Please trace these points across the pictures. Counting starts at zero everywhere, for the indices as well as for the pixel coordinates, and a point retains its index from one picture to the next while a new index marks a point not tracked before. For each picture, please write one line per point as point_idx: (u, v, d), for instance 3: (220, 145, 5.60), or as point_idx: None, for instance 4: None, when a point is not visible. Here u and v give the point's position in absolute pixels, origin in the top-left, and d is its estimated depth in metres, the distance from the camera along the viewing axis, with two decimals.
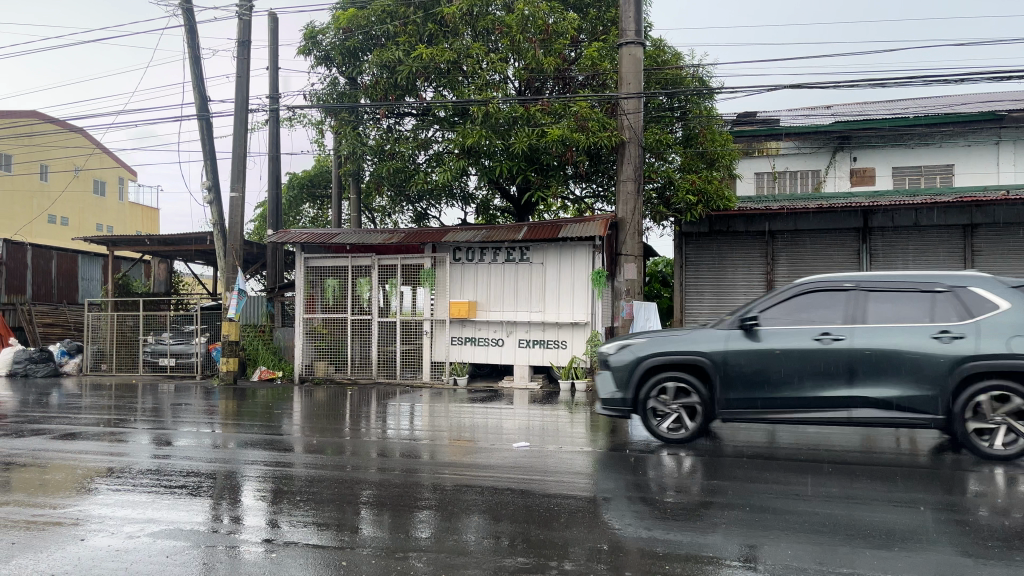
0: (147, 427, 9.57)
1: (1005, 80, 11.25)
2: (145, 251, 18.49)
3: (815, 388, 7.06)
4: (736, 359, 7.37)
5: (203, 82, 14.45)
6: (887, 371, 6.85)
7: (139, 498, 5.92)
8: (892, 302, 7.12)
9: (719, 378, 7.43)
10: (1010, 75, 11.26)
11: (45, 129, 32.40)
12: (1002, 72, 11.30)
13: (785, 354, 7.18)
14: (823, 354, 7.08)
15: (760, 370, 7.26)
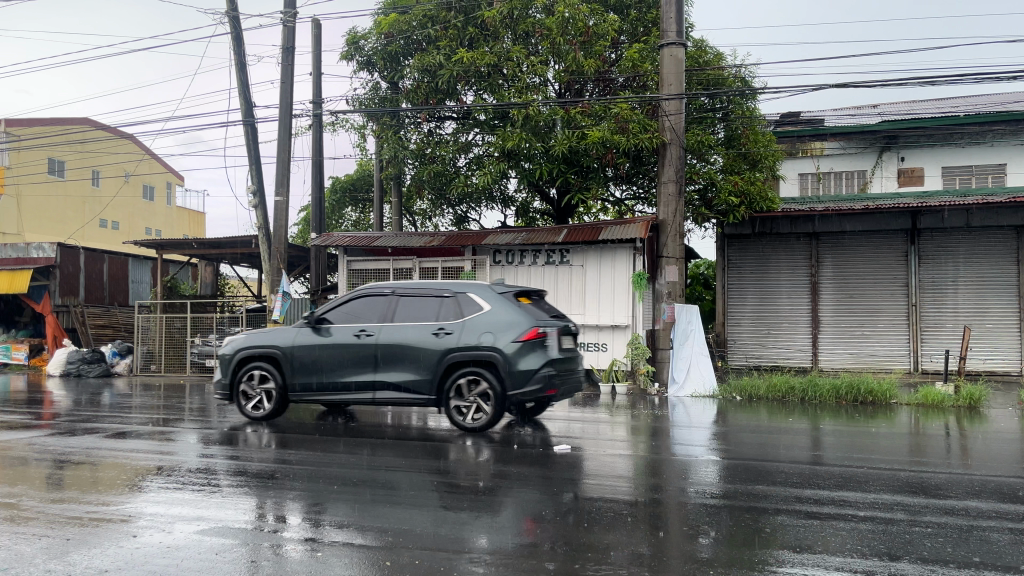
0: (195, 426, 9.78)
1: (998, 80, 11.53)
2: (193, 255, 18.89)
3: (356, 374, 9.12)
4: (301, 352, 9.39)
5: (249, 89, 14.72)
6: (399, 359, 8.99)
7: (188, 495, 6.06)
8: (412, 307, 9.27)
9: (287, 364, 9.44)
10: (1005, 75, 11.55)
11: (97, 136, 33.28)
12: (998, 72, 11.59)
13: (328, 348, 9.32)
14: (358, 346, 9.17)
15: (318, 363, 9.30)
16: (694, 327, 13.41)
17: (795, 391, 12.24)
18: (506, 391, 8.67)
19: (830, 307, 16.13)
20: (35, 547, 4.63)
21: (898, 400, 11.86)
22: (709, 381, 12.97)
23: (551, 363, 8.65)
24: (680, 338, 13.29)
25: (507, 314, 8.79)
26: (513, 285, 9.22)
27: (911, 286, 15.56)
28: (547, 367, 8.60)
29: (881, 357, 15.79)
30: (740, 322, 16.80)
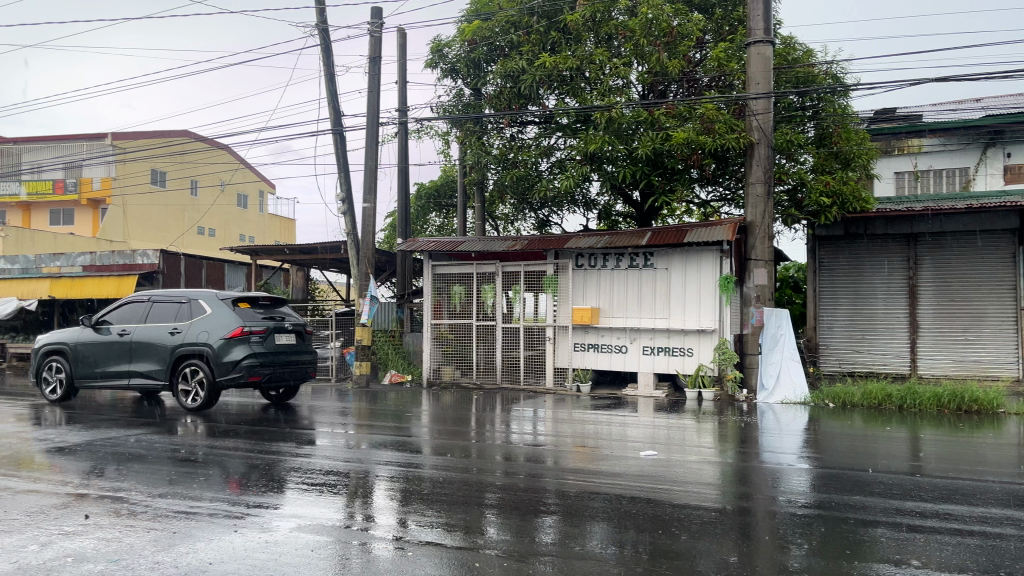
0: (288, 427, 10.12)
1: (986, 79, 11.55)
2: (285, 260, 19.54)
3: (113, 364, 11.52)
4: (81, 348, 11.87)
5: (338, 99, 15.14)
6: (148, 354, 11.36)
7: (283, 493, 6.27)
8: (155, 315, 11.59)
9: (73, 358, 11.95)
10: (992, 74, 11.54)
11: (195, 147, 34.87)
12: (987, 71, 11.58)
13: (100, 343, 11.74)
14: (145, 345, 11.39)
15: (90, 356, 11.76)
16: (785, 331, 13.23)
17: (893, 399, 11.74)
18: (230, 378, 10.95)
19: (930, 311, 15.42)
20: (144, 539, 4.87)
21: (1006, 409, 11.24)
22: (800, 388, 12.79)
23: (250, 354, 11.00)
24: (769, 343, 13.17)
25: (223, 316, 11.13)
26: (235, 291, 11.49)
27: (1019, 289, 14.73)
28: (248, 357, 10.97)
29: (986, 364, 14.99)
30: (833, 326, 16.24)
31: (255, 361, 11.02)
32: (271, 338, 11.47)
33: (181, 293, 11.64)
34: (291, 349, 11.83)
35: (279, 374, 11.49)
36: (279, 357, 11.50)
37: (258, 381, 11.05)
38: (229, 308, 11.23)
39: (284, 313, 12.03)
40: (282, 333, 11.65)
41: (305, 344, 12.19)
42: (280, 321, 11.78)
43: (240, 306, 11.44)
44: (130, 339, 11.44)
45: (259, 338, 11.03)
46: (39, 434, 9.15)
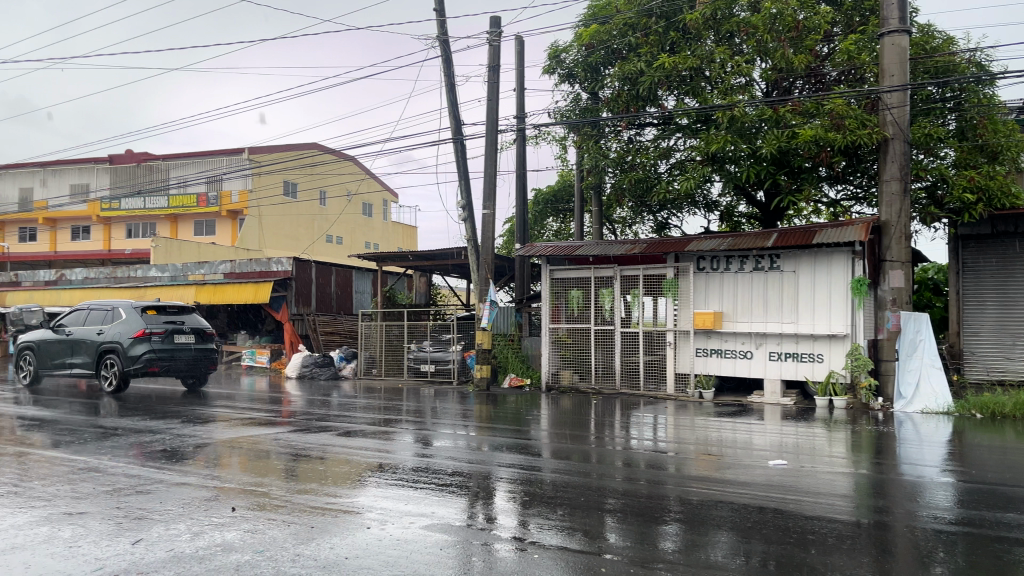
0: (412, 428, 10.42)
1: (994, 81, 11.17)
2: (408, 266, 20.13)
3: (58, 357, 14.25)
4: (36, 345, 14.61)
5: (458, 108, 15.48)
6: (80, 349, 13.97)
7: (409, 492, 6.46)
8: (86, 321, 14.24)
9: (46, 352, 14.47)
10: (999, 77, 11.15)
11: (324, 159, 36.53)
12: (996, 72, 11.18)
13: (63, 342, 14.26)
14: (60, 340, 14.27)
15: (52, 352, 14.38)
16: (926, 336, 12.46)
17: None
18: (126, 368, 13.44)
19: None
20: (284, 532, 5.15)
21: None
22: (943, 397, 11.92)
23: (149, 349, 13.42)
24: (908, 349, 12.45)
25: (133, 321, 13.60)
26: (147, 300, 13.95)
27: None
28: (147, 352, 13.38)
29: None
30: (978, 331, 15.18)
31: (154, 354, 13.41)
32: (170, 338, 13.85)
33: (88, 305, 14.43)
34: (190, 346, 14.14)
35: (176, 365, 13.89)
36: (176, 353, 13.84)
37: (156, 371, 13.48)
38: (139, 314, 13.66)
39: (188, 317, 14.41)
40: (184, 334, 14.08)
41: (206, 342, 14.55)
42: (181, 323, 14.15)
43: (150, 312, 13.86)
44: (71, 337, 14.06)
45: (149, 339, 13.43)
46: (187, 431, 9.83)
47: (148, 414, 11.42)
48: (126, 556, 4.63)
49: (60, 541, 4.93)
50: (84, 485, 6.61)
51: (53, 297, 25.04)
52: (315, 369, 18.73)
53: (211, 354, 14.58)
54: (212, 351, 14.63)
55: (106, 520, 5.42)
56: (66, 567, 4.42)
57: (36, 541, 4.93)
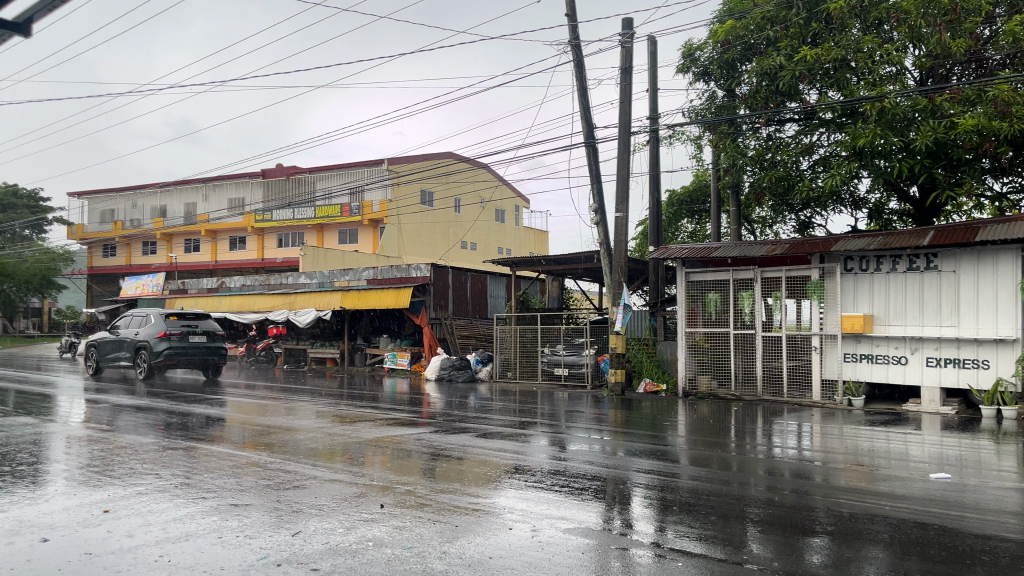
0: (547, 431, 10.49)
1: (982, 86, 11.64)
2: (542, 271, 20.29)
3: (103, 352, 18.81)
4: (95, 343, 19.27)
5: (590, 111, 15.47)
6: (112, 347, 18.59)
7: (547, 495, 6.52)
8: (123, 326, 18.56)
9: (103, 347, 18.95)
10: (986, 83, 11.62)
11: (459, 167, 37.44)
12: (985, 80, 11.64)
13: (104, 342, 18.89)
14: (106, 342, 18.87)
15: (99, 351, 19.00)
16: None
17: None
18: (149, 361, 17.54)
19: None
20: (430, 530, 5.32)
21: None
22: None
23: (168, 346, 17.46)
24: None
25: (155, 325, 17.68)
26: (170, 309, 18.01)
27: None
28: (167, 349, 17.43)
29: None
30: None
31: (172, 350, 17.41)
32: (185, 338, 17.88)
33: (131, 312, 18.70)
34: (199, 347, 18.08)
35: (191, 357, 17.82)
36: (188, 350, 17.82)
37: (174, 363, 17.47)
38: (163, 319, 17.73)
39: (205, 324, 18.38)
40: (196, 334, 18.09)
41: (216, 343, 18.52)
42: (195, 327, 18.17)
43: (172, 318, 17.92)
44: (121, 336, 18.32)
45: (172, 337, 17.40)
46: (336, 430, 10.34)
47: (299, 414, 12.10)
48: (286, 547, 4.93)
49: (228, 530, 5.32)
50: (246, 479, 7.11)
51: (214, 304, 26.94)
52: (453, 373, 19.18)
53: (216, 351, 18.57)
54: (218, 348, 18.59)
55: (267, 512, 5.79)
56: (234, 555, 4.76)
57: (207, 530, 5.33)
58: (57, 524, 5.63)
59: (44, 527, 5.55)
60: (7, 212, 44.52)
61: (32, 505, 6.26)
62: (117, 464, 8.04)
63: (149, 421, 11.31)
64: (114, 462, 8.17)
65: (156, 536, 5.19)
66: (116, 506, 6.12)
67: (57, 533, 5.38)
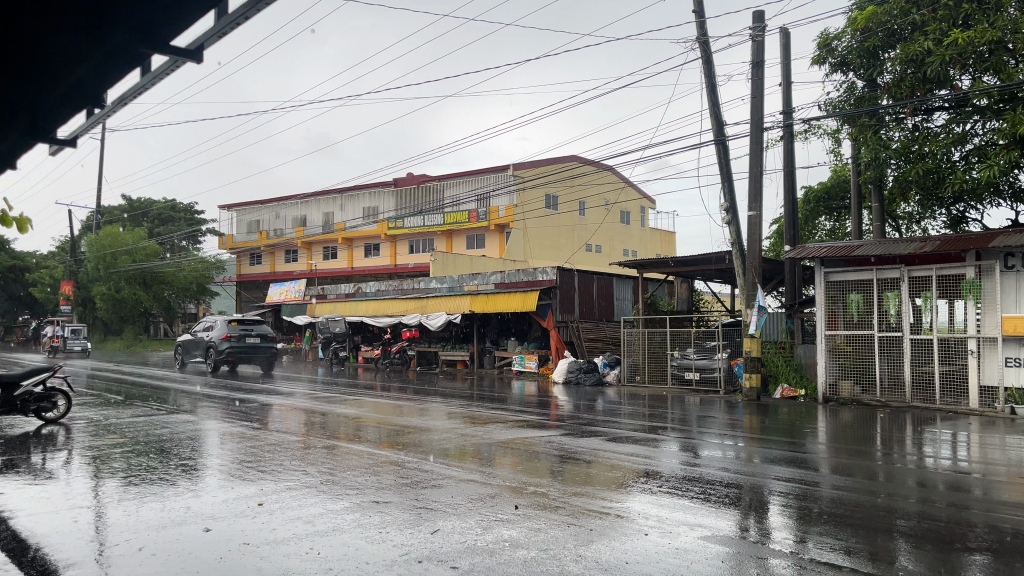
0: (680, 436, 10.31)
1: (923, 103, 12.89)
2: (671, 273, 19.95)
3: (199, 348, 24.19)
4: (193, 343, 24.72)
5: (720, 109, 15.08)
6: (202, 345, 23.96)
7: (681, 501, 6.40)
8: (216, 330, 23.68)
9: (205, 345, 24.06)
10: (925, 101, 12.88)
11: (584, 170, 37.41)
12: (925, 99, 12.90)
13: (196, 341, 24.37)
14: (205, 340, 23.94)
15: (202, 347, 24.08)
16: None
17: None
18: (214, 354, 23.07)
19: None
20: (565, 533, 5.34)
21: None
22: None
23: (230, 345, 23.02)
24: None
25: (218, 328, 23.30)
26: (233, 315, 23.46)
27: None
28: (228, 347, 22.96)
29: None
30: None
31: (232, 348, 22.92)
32: (244, 339, 23.28)
33: (206, 319, 24.64)
34: (257, 345, 23.47)
35: (247, 355, 23.22)
36: (248, 348, 23.24)
37: (233, 358, 23.05)
38: (227, 324, 23.24)
39: (258, 327, 23.73)
40: (252, 336, 23.53)
41: (271, 342, 23.86)
42: (251, 331, 23.57)
43: (234, 322, 23.43)
44: (189, 338, 24.73)
45: (231, 338, 22.84)
46: (468, 431, 10.56)
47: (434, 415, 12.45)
48: (426, 544, 5.07)
49: (371, 526, 5.54)
50: (386, 477, 7.38)
51: (351, 308, 28.09)
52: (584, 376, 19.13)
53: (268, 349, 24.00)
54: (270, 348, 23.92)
55: (407, 510, 5.98)
56: (377, 550, 4.95)
57: (352, 525, 5.57)
58: (217, 515, 6.05)
59: (206, 517, 5.98)
60: (168, 225, 48.23)
61: (195, 497, 6.75)
62: (268, 460, 8.53)
63: (296, 420, 11.95)
64: (265, 458, 8.68)
65: (305, 530, 5.47)
66: (268, 500, 6.50)
67: (218, 523, 5.78)
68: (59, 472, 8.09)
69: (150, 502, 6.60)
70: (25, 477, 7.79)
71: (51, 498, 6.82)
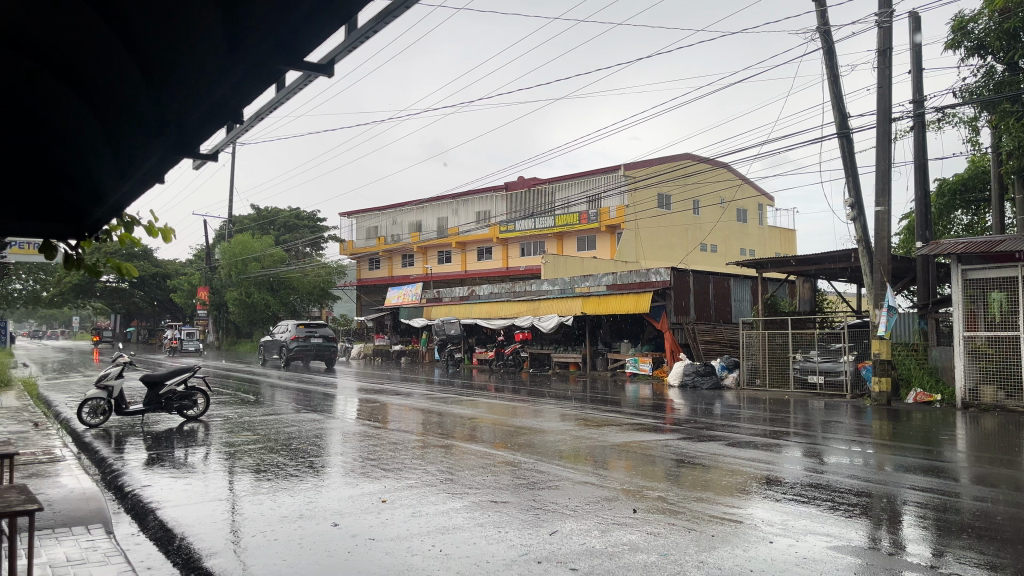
0: (803, 441, 9.92)
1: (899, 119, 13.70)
2: (792, 272, 19.22)
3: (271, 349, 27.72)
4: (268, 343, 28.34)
5: (844, 100, 14.45)
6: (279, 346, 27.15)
7: (807, 509, 6.15)
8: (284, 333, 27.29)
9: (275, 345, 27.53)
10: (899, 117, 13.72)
11: (699, 168, 36.64)
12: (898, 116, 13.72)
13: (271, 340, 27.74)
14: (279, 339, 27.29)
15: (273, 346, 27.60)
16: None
17: None
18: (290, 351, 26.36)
19: None
20: (686, 538, 5.24)
21: None
22: None
23: (298, 344, 26.20)
24: None
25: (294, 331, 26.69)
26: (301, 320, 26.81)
27: None
28: (297, 345, 26.19)
29: None
30: None
31: (298, 346, 26.22)
32: (314, 340, 26.45)
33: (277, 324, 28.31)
34: (322, 345, 26.63)
35: (312, 353, 26.56)
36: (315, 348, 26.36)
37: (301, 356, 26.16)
38: (296, 326, 26.74)
39: (324, 331, 26.86)
40: (316, 336, 26.72)
41: (332, 344, 26.95)
42: (317, 333, 26.75)
43: (301, 326, 26.85)
44: (266, 340, 28.05)
45: (298, 338, 26.05)
46: (582, 433, 10.54)
47: (548, 416, 12.52)
48: (543, 546, 5.08)
49: (489, 525, 5.62)
50: (503, 477, 7.45)
51: (465, 311, 28.60)
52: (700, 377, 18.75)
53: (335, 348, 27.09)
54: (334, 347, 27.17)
55: (525, 510, 6.03)
56: (497, 549, 5.01)
57: (472, 524, 5.66)
58: (343, 510, 6.29)
59: (333, 512, 6.23)
60: (293, 233, 50.62)
61: (322, 493, 7.04)
62: (389, 459, 8.79)
63: (414, 420, 12.27)
64: (387, 457, 8.95)
65: (426, 527, 5.61)
66: (390, 497, 6.70)
67: (345, 518, 6.01)
68: (200, 466, 8.63)
69: (281, 497, 6.94)
70: (171, 470, 8.35)
71: (193, 491, 7.27)
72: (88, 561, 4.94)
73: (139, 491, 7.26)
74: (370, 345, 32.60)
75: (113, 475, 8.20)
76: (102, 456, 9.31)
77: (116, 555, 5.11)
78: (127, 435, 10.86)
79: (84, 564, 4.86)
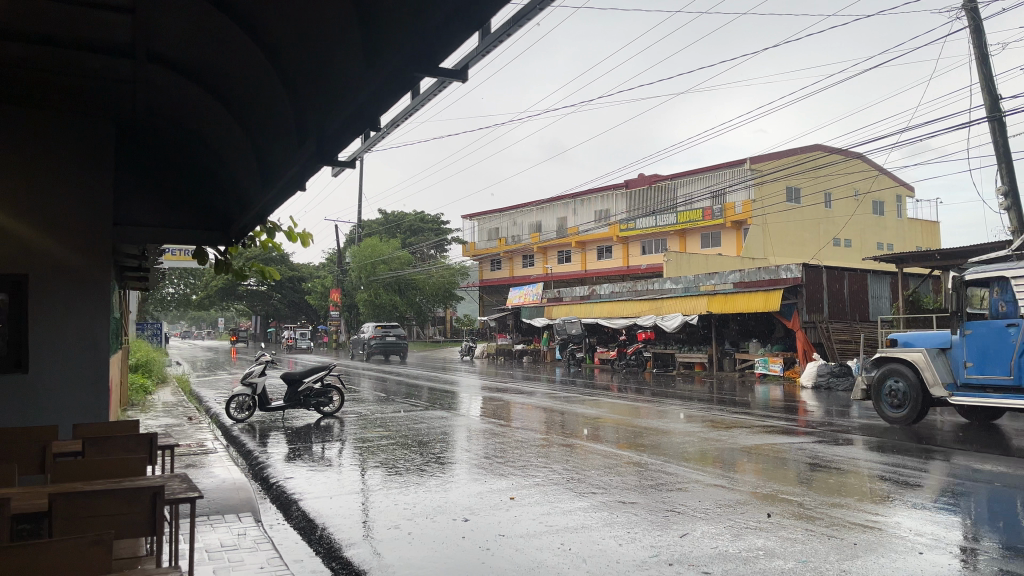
0: (949, 447, 9.33)
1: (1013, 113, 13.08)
2: (935, 267, 18.05)
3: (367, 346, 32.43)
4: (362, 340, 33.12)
5: (994, 82, 13.43)
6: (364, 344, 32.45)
7: (961, 520, 5.75)
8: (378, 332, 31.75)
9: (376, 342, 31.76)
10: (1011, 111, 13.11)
11: (830, 159, 35.01)
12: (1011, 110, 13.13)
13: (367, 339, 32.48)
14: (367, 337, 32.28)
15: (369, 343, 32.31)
16: (985, 361, 9.84)
17: None
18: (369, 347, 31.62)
19: None
20: (825, 545, 5.03)
21: None
22: None
23: (375, 342, 31.57)
24: None
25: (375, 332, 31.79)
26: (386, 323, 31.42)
27: None
28: (374, 343, 31.56)
29: None
30: None
31: (379, 344, 31.33)
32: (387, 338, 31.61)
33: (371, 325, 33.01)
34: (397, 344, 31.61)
35: (388, 349, 31.72)
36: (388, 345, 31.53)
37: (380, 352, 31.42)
38: (376, 327, 31.81)
39: (395, 331, 32.03)
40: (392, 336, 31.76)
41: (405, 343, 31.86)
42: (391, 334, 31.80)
43: (380, 326, 31.95)
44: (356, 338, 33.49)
45: (376, 336, 31.14)
46: (710, 434, 10.30)
47: (673, 416, 12.37)
48: (674, 548, 5.01)
49: (618, 525, 5.60)
50: (630, 478, 7.39)
51: (586, 310, 28.62)
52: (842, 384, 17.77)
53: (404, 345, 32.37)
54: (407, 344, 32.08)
55: (653, 512, 5.95)
56: (627, 549, 4.99)
57: (600, 523, 5.65)
58: (473, 506, 6.41)
59: (463, 507, 6.38)
60: (418, 236, 52.11)
61: (452, 489, 7.20)
62: (515, 457, 8.91)
63: (538, 419, 12.37)
64: (513, 455, 9.05)
65: (555, 525, 5.64)
66: (518, 494, 6.77)
67: (475, 514, 6.13)
68: (336, 460, 9.04)
69: (414, 492, 7.15)
70: (310, 464, 8.79)
71: (331, 484, 7.62)
72: (240, 547, 5.27)
73: (283, 483, 7.68)
74: (492, 344, 33.14)
75: (259, 467, 8.71)
76: (248, 448, 9.95)
77: (264, 542, 5.43)
78: (270, 430, 11.53)
79: (237, 550, 5.19)
